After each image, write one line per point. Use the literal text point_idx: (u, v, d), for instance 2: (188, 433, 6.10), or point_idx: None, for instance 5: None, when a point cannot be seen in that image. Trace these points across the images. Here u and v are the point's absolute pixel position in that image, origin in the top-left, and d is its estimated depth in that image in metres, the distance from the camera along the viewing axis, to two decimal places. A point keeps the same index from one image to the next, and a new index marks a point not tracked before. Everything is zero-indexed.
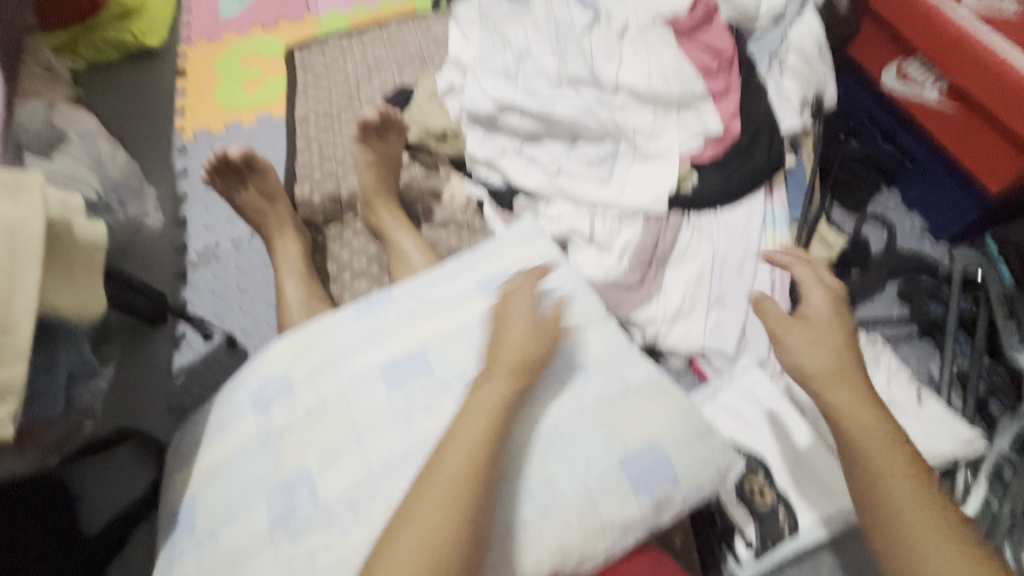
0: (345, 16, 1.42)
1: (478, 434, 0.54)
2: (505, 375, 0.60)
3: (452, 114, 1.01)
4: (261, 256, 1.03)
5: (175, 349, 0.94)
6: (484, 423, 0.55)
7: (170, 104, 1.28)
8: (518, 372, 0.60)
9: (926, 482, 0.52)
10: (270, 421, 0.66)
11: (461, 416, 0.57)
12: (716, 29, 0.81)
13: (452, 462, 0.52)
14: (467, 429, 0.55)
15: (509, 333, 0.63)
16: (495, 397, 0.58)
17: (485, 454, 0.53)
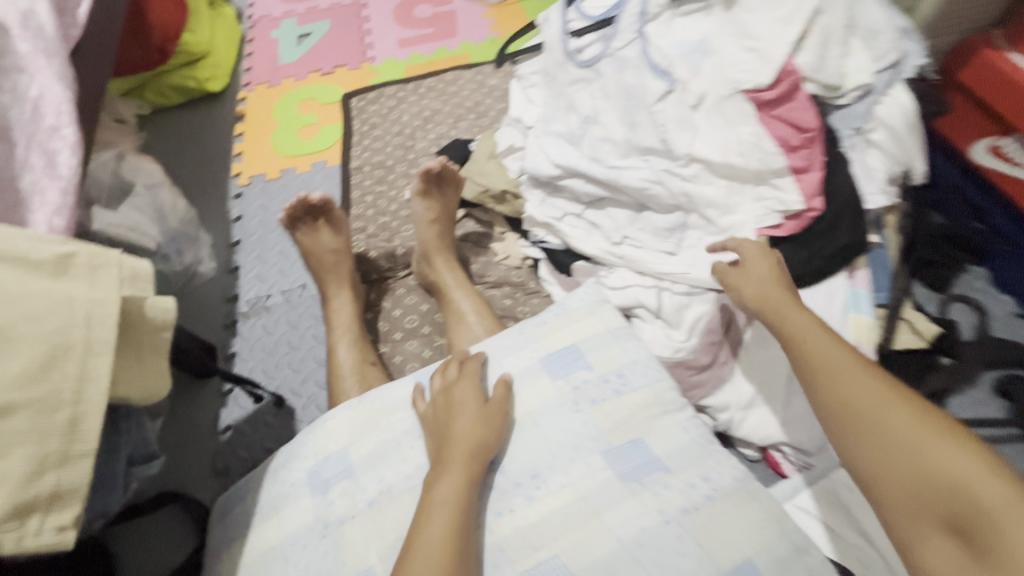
0: (401, 65, 1.45)
1: (441, 534, 0.53)
2: (455, 470, 0.58)
3: (511, 172, 0.99)
4: (313, 311, 1.01)
5: (223, 405, 0.92)
6: (444, 519, 0.54)
7: (228, 149, 1.30)
8: (465, 468, 0.58)
9: (895, 385, 0.56)
10: (329, 508, 0.63)
11: (424, 505, 0.56)
12: (800, 104, 0.78)
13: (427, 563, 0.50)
14: (431, 529, 0.53)
15: (454, 424, 0.62)
16: (450, 494, 0.56)
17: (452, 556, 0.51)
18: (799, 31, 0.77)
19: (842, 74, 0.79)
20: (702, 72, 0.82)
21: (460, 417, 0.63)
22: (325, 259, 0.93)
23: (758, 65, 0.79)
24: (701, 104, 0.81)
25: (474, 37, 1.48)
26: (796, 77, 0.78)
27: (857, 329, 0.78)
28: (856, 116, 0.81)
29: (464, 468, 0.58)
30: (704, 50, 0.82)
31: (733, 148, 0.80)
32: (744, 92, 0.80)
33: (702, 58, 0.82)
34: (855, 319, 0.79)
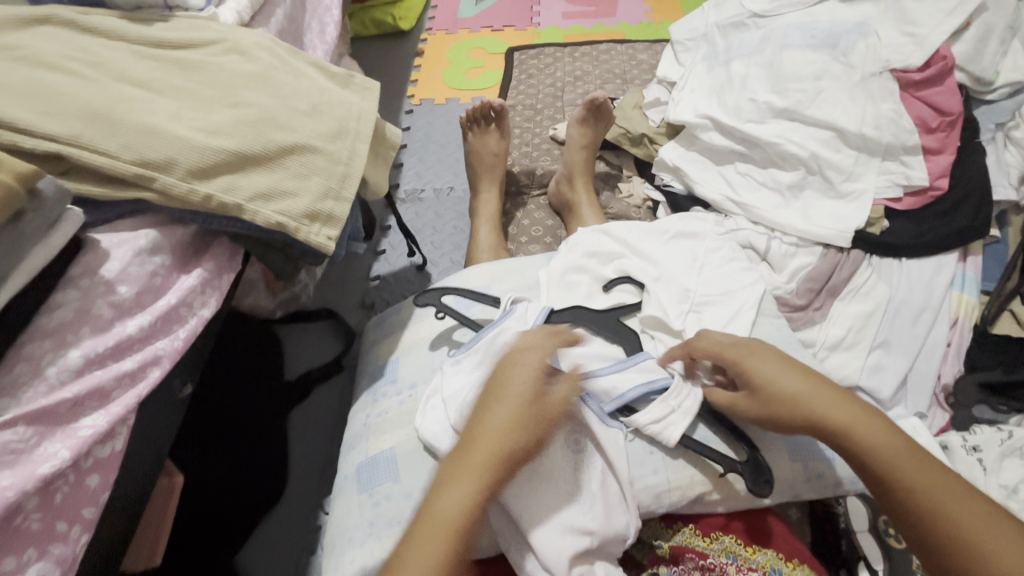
0: (561, 31, 1.62)
1: (456, 509, 0.44)
2: (468, 467, 0.46)
3: (651, 122, 1.13)
4: (456, 208, 1.20)
5: (375, 260, 1.11)
6: (463, 489, 0.45)
7: (407, 75, 1.53)
8: (483, 465, 0.46)
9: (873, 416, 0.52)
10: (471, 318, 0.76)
11: (456, 460, 0.47)
12: (943, 89, 0.87)
13: (425, 552, 0.42)
14: (444, 503, 0.44)
15: (497, 402, 0.50)
16: (454, 504, 0.44)
17: (467, 535, 0.43)
18: (959, 22, 0.87)
19: (996, 71, 0.88)
20: (856, 50, 0.91)
21: (527, 395, 0.50)
22: (486, 160, 1.11)
23: (913, 49, 0.88)
24: (851, 77, 0.90)
25: (631, 19, 1.63)
26: (948, 63, 0.87)
27: (957, 305, 0.85)
28: (1001, 112, 0.89)
29: (498, 452, 0.47)
30: (862, 31, 0.92)
31: (870, 120, 0.87)
32: (891, 71, 0.89)
33: (858, 38, 0.91)
34: (958, 296, 0.85)
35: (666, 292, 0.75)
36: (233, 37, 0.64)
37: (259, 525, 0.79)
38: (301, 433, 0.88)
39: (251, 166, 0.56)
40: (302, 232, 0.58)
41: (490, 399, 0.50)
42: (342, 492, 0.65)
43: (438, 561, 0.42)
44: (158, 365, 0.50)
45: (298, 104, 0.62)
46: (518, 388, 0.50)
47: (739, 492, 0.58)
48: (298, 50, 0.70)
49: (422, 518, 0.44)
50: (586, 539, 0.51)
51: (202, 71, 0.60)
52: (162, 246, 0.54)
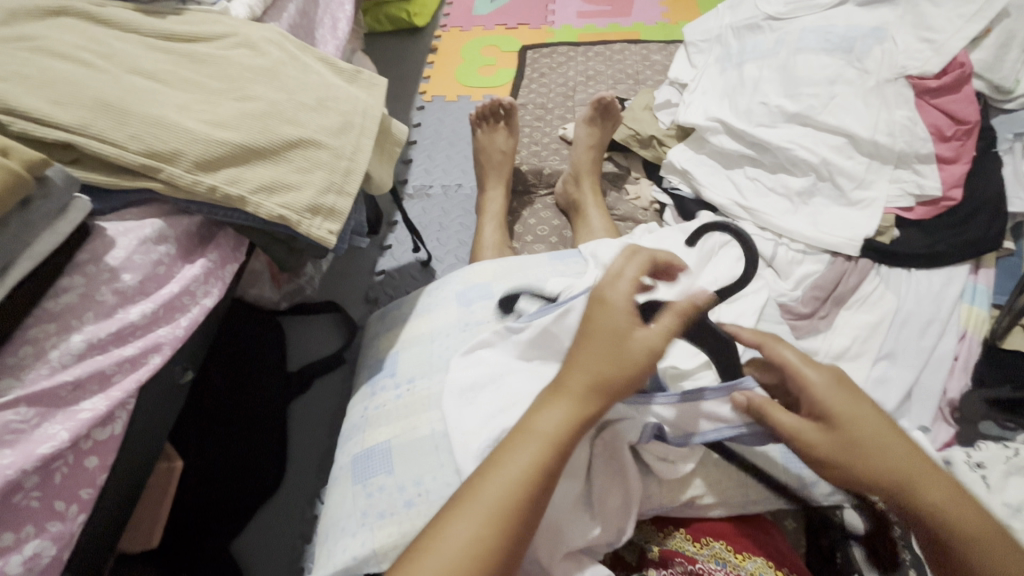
0: (576, 30, 1.60)
1: (554, 428, 0.43)
2: (576, 394, 0.44)
3: (661, 124, 1.12)
4: (463, 205, 1.20)
5: (381, 255, 1.12)
6: (565, 412, 0.44)
7: (420, 72, 1.53)
8: (588, 398, 0.44)
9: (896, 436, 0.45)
10: (470, 313, 0.75)
11: (562, 379, 0.46)
12: (960, 97, 0.86)
13: (518, 458, 0.43)
14: (545, 416, 0.44)
15: (589, 337, 0.45)
16: (552, 424, 0.44)
17: (561, 457, 0.43)
18: (979, 29, 0.86)
19: (1017, 80, 0.87)
20: (872, 55, 0.90)
21: (620, 328, 0.44)
22: (494, 157, 1.12)
23: (930, 55, 0.87)
24: (865, 83, 0.89)
25: (646, 19, 1.61)
26: (966, 70, 0.85)
27: (966, 317, 0.83)
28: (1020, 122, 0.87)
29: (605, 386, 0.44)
30: (878, 36, 0.90)
31: (882, 127, 0.86)
32: (907, 77, 0.88)
33: (874, 42, 0.90)
34: (968, 309, 0.84)
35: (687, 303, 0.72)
36: (243, 30, 0.65)
37: (258, 511, 0.80)
38: (302, 423, 0.89)
39: (255, 159, 0.57)
40: (303, 225, 0.58)
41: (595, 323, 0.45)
42: (338, 481, 0.66)
43: (533, 471, 0.42)
44: (159, 351, 0.51)
45: (305, 99, 0.63)
46: (615, 324, 0.44)
47: (730, 496, 0.58)
48: (307, 45, 0.71)
49: (518, 432, 0.44)
50: (574, 537, 0.52)
51: (212, 64, 0.61)
52: (167, 235, 0.55)
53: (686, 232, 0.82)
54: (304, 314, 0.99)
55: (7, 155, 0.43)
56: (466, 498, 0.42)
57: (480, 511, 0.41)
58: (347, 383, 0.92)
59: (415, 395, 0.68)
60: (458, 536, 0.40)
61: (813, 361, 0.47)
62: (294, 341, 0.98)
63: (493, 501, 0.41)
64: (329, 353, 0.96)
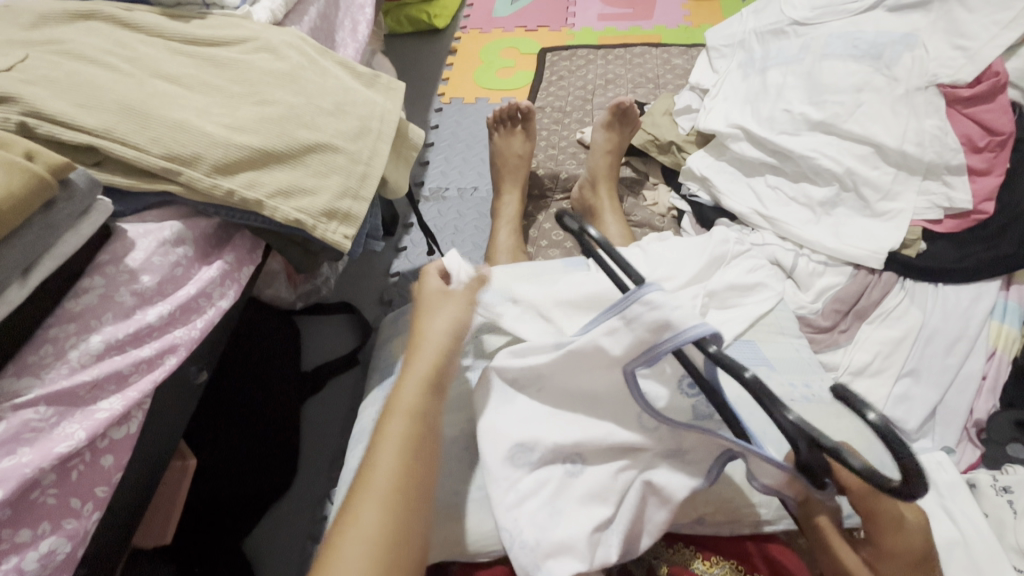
0: (597, 32, 1.59)
1: (404, 423, 0.48)
2: (408, 388, 0.50)
3: (681, 129, 1.11)
4: (479, 208, 1.20)
5: (396, 257, 1.12)
6: (407, 407, 0.49)
7: (439, 73, 1.53)
8: (419, 384, 0.51)
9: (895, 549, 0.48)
10: None
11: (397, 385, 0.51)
12: (995, 107, 0.82)
13: (389, 446, 0.47)
14: (402, 400, 0.50)
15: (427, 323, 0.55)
16: (411, 404, 0.49)
17: (427, 435, 0.49)
18: (1016, 36, 0.82)
19: None
20: (901, 62, 0.87)
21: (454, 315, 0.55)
22: (510, 161, 1.11)
23: (963, 63, 0.84)
24: (893, 91, 0.86)
25: (669, 22, 1.59)
26: (1001, 79, 0.82)
27: (994, 335, 0.80)
28: None
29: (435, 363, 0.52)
30: (909, 42, 0.88)
31: (911, 137, 0.83)
32: (938, 86, 0.85)
33: (904, 49, 0.87)
34: (998, 327, 0.81)
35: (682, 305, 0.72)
36: (263, 35, 0.66)
37: (269, 510, 0.81)
38: (315, 424, 0.90)
39: (273, 164, 0.58)
40: (318, 229, 0.58)
41: (424, 314, 0.56)
42: (347, 484, 0.66)
43: (402, 463, 0.46)
44: (175, 352, 0.51)
45: (323, 104, 0.63)
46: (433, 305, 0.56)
47: (741, 515, 0.56)
48: (326, 49, 0.72)
49: (386, 418, 0.49)
50: (584, 553, 0.50)
51: (233, 68, 0.62)
52: (185, 237, 0.56)
53: (700, 239, 0.81)
54: (318, 314, 1.00)
55: (32, 159, 0.44)
56: (362, 488, 0.44)
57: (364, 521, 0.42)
58: (359, 386, 0.93)
59: None
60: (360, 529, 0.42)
61: (878, 502, 0.47)
62: (307, 340, 0.99)
63: (386, 480, 0.44)
64: (342, 353, 0.96)
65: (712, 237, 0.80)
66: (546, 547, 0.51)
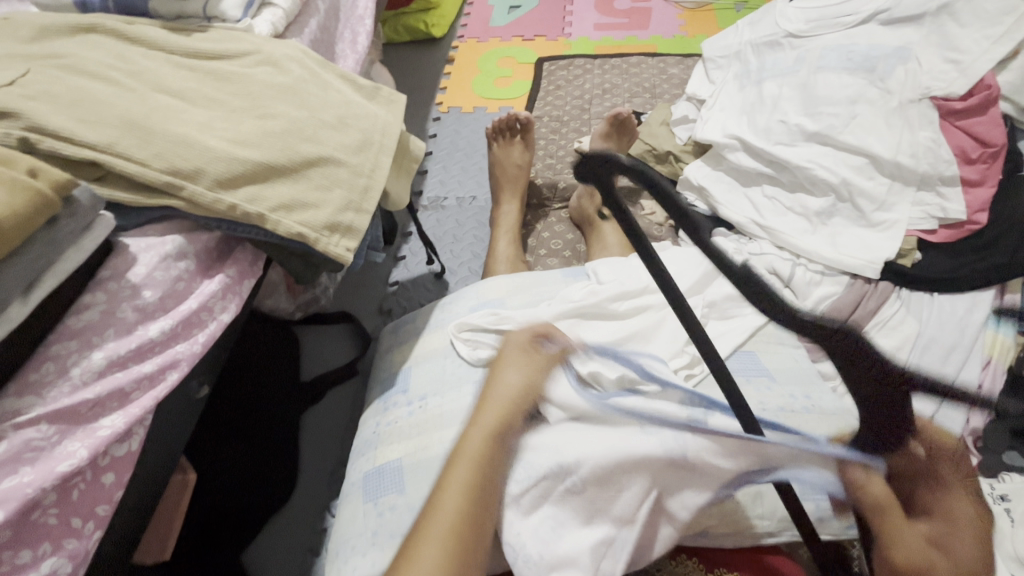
0: (593, 42, 1.60)
1: (479, 444, 0.53)
2: (489, 418, 0.55)
3: (678, 139, 1.12)
4: (478, 217, 1.20)
5: (394, 266, 1.12)
6: (484, 431, 0.54)
7: (437, 83, 1.54)
8: (502, 417, 0.55)
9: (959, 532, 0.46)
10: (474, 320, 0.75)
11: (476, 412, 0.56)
12: (988, 119, 0.84)
13: (458, 480, 0.51)
14: (472, 443, 0.54)
15: (511, 369, 0.60)
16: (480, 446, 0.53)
17: (495, 472, 0.53)
18: (1006, 50, 0.84)
19: None
20: (895, 75, 0.89)
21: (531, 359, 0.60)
22: (509, 171, 1.12)
23: (956, 76, 0.86)
24: (887, 103, 0.87)
25: (664, 32, 1.61)
26: (993, 92, 0.84)
27: (991, 343, 0.80)
28: None
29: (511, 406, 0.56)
30: (902, 55, 0.89)
31: (905, 149, 0.85)
32: (931, 98, 0.87)
33: (898, 62, 0.89)
34: (994, 336, 0.78)
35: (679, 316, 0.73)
36: (265, 48, 0.66)
37: (267, 524, 0.81)
38: (314, 435, 0.89)
39: (276, 178, 0.58)
40: (321, 243, 0.59)
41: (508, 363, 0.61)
42: (348, 497, 0.66)
43: (473, 477, 0.51)
44: (177, 368, 0.51)
45: (325, 117, 0.64)
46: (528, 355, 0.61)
47: (743, 527, 0.56)
48: (328, 62, 0.72)
49: (456, 457, 0.54)
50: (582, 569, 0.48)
51: (234, 82, 0.62)
52: (187, 251, 0.56)
53: (697, 251, 0.82)
54: (317, 324, 0.99)
55: (36, 176, 0.44)
56: (427, 524, 0.49)
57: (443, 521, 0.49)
58: (358, 397, 0.93)
59: (426, 414, 0.68)
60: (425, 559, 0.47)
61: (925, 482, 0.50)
62: (306, 351, 0.98)
63: (451, 516, 0.49)
64: (342, 363, 0.96)
65: None
66: (552, 561, 0.50)
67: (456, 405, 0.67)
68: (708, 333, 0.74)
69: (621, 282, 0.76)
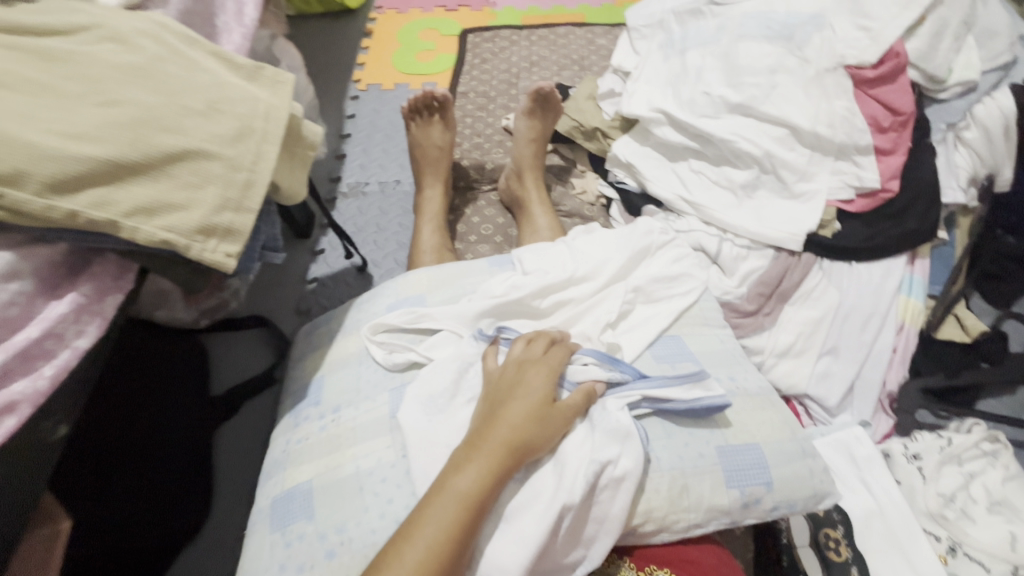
0: (520, 11, 1.52)
1: (470, 486, 0.49)
2: (486, 454, 0.51)
3: (605, 114, 1.07)
4: (402, 203, 1.13)
5: (313, 261, 1.04)
6: (479, 470, 0.50)
7: (355, 57, 1.42)
8: (501, 455, 0.51)
9: None
10: (391, 320, 0.69)
11: (473, 444, 0.52)
12: (898, 87, 0.86)
13: (438, 518, 0.47)
14: (460, 478, 0.49)
15: (515, 402, 0.55)
16: (470, 485, 0.49)
17: (479, 512, 0.48)
18: (914, 17, 0.85)
19: (949, 69, 0.87)
20: (811, 43, 0.88)
21: (537, 395, 0.55)
22: (431, 152, 1.05)
23: (868, 44, 0.86)
24: (805, 72, 0.87)
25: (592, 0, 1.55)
26: (901, 60, 0.85)
27: (904, 309, 0.83)
28: (953, 112, 0.87)
29: (512, 450, 0.51)
30: (817, 23, 0.89)
31: (823, 119, 0.85)
32: (846, 67, 0.87)
33: (814, 30, 0.88)
34: (906, 301, 0.84)
35: (607, 304, 0.71)
36: (110, 21, 0.56)
37: (179, 556, 0.75)
38: (229, 454, 0.82)
39: (130, 177, 0.50)
40: (193, 250, 0.52)
41: (516, 396, 0.55)
42: (255, 527, 0.60)
43: (456, 523, 0.47)
44: (14, 411, 0.44)
45: (191, 103, 0.55)
46: (529, 388, 0.56)
47: (672, 520, 0.55)
48: (197, 36, 0.62)
49: (438, 490, 0.49)
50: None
51: (70, 62, 0.52)
52: (21, 270, 0.47)
53: (625, 231, 0.79)
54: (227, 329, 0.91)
55: None
56: (394, 558, 0.45)
57: (408, 568, 0.44)
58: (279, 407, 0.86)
59: (340, 427, 0.62)
60: None
61: None
62: (218, 360, 0.91)
63: (425, 551, 0.45)
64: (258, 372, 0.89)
65: (637, 229, 0.79)
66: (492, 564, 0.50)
67: (372, 415, 0.62)
68: (631, 318, 0.71)
69: (546, 271, 0.73)
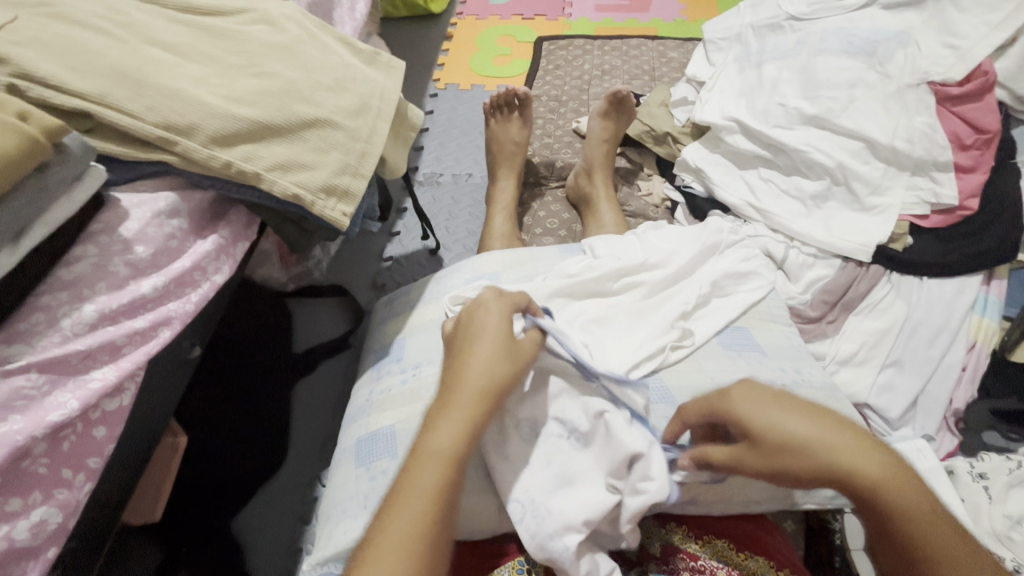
0: (594, 22, 1.58)
1: (449, 440, 0.46)
2: (460, 406, 0.48)
3: (676, 121, 1.11)
4: (473, 195, 1.20)
5: (389, 241, 1.12)
6: (457, 424, 0.47)
7: (436, 59, 1.52)
8: (476, 403, 0.49)
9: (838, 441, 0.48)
10: (470, 291, 0.75)
11: (445, 400, 0.49)
12: (984, 104, 0.85)
13: (423, 479, 0.45)
14: (436, 436, 0.47)
15: (475, 348, 0.52)
16: (450, 440, 0.46)
17: (462, 461, 0.46)
18: (1005, 37, 0.85)
19: None
20: (894, 59, 0.89)
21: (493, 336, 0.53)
22: (507, 147, 1.11)
23: (953, 62, 0.87)
24: (886, 87, 0.88)
25: (665, 15, 1.59)
26: (990, 78, 0.85)
27: (976, 328, 0.82)
28: None
29: (489, 394, 0.49)
30: (901, 40, 0.90)
31: (901, 134, 0.85)
32: (929, 83, 0.88)
33: (897, 46, 0.89)
34: (978, 320, 0.83)
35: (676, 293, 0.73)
36: (260, 6, 0.64)
37: (256, 493, 0.80)
38: (306, 406, 0.88)
39: (271, 138, 0.57)
40: (317, 206, 0.58)
41: (474, 343, 0.53)
42: (340, 464, 0.66)
43: (441, 480, 0.45)
44: (169, 325, 0.51)
45: (322, 79, 0.63)
46: (486, 333, 0.53)
47: (732, 495, 0.57)
48: (326, 24, 0.70)
49: (418, 453, 0.46)
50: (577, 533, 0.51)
51: (229, 38, 0.61)
52: (180, 209, 0.55)
53: (694, 228, 0.82)
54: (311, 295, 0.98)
55: (26, 120, 0.43)
56: (384, 528, 0.42)
57: (399, 532, 0.42)
58: (352, 366, 0.93)
59: (421, 381, 0.68)
60: (382, 562, 0.40)
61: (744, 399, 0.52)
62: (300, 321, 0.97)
63: (415, 513, 0.43)
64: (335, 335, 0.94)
65: (707, 227, 0.81)
66: (559, 519, 0.52)
67: None
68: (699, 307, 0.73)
69: (618, 257, 0.77)
